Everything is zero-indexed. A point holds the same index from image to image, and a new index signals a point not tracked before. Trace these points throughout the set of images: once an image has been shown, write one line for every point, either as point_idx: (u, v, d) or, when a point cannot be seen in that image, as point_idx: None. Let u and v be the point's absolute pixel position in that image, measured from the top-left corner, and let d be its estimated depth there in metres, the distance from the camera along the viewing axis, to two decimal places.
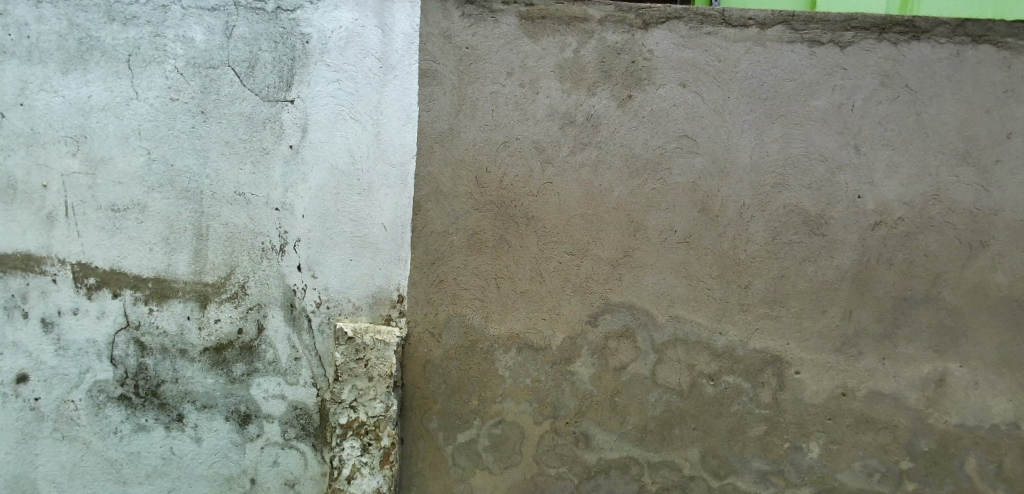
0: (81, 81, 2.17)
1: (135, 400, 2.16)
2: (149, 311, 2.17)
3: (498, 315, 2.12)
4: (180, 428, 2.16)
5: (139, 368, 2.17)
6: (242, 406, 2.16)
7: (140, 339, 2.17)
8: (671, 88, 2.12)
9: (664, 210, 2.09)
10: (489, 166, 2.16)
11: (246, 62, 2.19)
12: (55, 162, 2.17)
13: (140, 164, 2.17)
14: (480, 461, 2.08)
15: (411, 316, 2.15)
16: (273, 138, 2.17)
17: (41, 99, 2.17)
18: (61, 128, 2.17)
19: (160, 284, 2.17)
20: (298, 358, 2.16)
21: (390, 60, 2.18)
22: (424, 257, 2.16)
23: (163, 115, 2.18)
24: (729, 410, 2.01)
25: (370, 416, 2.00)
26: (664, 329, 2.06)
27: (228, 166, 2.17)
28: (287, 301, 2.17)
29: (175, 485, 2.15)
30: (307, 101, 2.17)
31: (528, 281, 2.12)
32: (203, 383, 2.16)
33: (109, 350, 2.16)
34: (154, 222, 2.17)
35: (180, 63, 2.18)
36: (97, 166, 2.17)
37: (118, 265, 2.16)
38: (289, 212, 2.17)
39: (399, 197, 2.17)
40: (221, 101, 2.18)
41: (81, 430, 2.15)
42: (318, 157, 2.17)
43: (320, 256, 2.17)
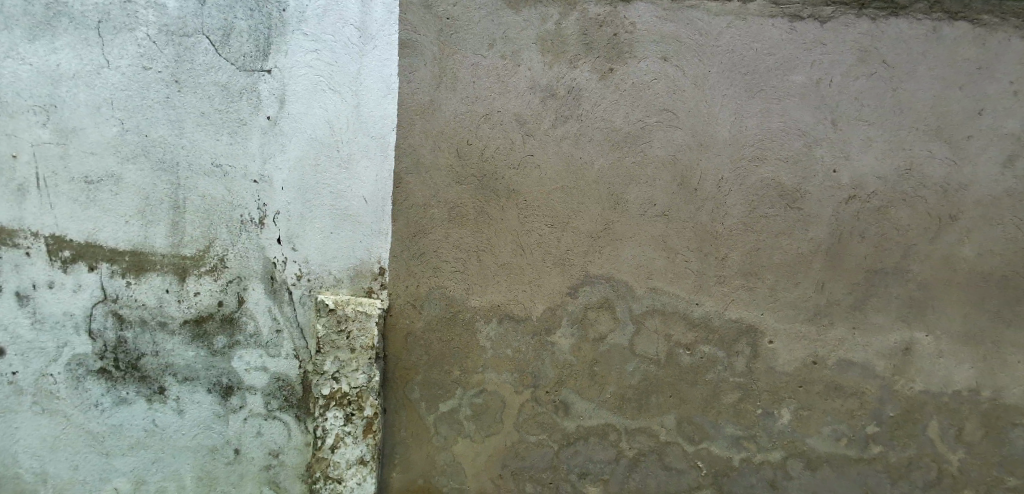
0: (50, 48, 2.10)
1: (116, 373, 2.16)
2: (126, 285, 2.14)
3: (479, 287, 2.14)
4: (162, 400, 2.16)
5: (118, 342, 2.15)
6: (224, 379, 2.16)
7: (118, 312, 2.15)
8: (652, 62, 2.11)
9: (644, 184, 2.11)
10: (470, 139, 2.15)
11: (221, 31, 2.13)
12: (24, 131, 2.10)
13: (113, 135, 2.12)
14: (462, 429, 2.12)
15: (393, 289, 2.16)
16: (249, 108, 2.13)
17: (8, 67, 2.09)
18: (29, 96, 2.10)
19: (137, 257, 2.14)
20: (280, 330, 2.16)
21: (369, 30, 2.14)
22: (405, 229, 2.16)
23: (135, 84, 2.12)
24: (704, 379, 2.06)
25: (353, 387, 2.02)
26: (643, 301, 2.09)
27: (204, 138, 2.13)
28: (267, 274, 2.16)
29: (158, 456, 2.16)
30: (284, 71, 2.13)
31: (510, 254, 2.13)
32: (184, 356, 2.16)
33: (87, 323, 2.14)
34: (128, 193, 2.13)
35: (152, 31, 2.12)
36: (68, 137, 2.11)
37: (93, 238, 2.13)
38: (267, 185, 2.14)
39: (379, 169, 2.15)
40: (196, 71, 2.12)
41: (61, 404, 2.14)
42: (297, 128, 2.13)
43: (300, 229, 2.15)
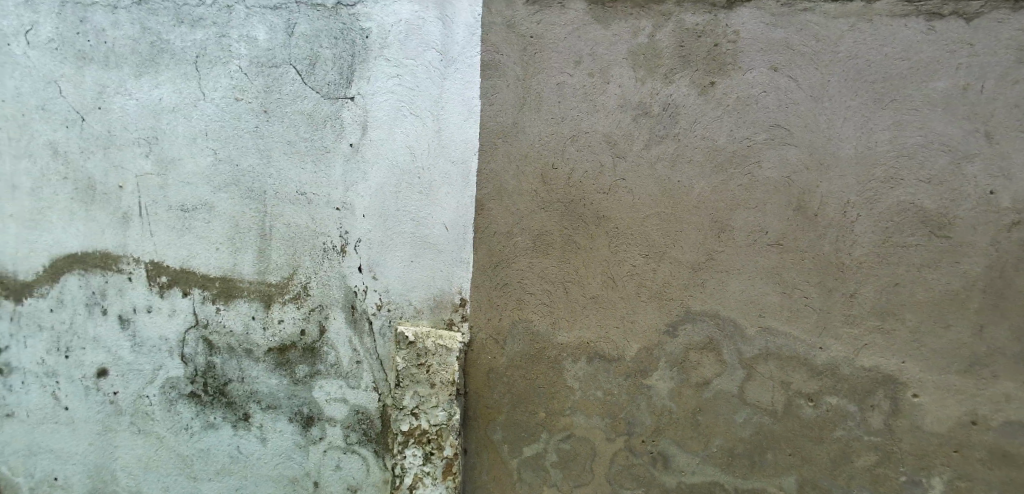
0: (153, 83, 2.19)
1: (204, 398, 2.17)
2: (216, 311, 2.17)
3: (566, 322, 1.97)
4: (247, 427, 2.15)
5: (207, 367, 2.17)
6: (305, 408, 2.12)
7: (208, 338, 2.17)
8: (761, 72, 1.89)
9: (752, 209, 1.87)
10: (556, 163, 2.01)
11: (307, 59, 2.13)
12: (129, 163, 2.20)
13: (207, 164, 2.17)
14: (548, 477, 1.94)
15: (474, 321, 2.04)
16: (333, 135, 2.11)
17: (117, 102, 2.20)
18: (134, 130, 2.19)
19: (226, 284, 2.16)
20: (359, 361, 2.10)
21: (451, 52, 2.06)
22: (487, 258, 2.04)
23: (227, 115, 2.16)
24: (831, 436, 1.77)
25: (432, 424, 1.91)
26: (754, 343, 1.84)
27: (289, 165, 2.13)
28: (348, 303, 2.11)
29: (242, 483, 2.15)
30: (366, 98, 2.09)
31: (600, 286, 1.96)
32: (268, 384, 2.14)
33: (181, 348, 2.18)
34: (220, 221, 2.16)
35: (245, 63, 2.15)
36: (167, 167, 2.18)
37: (188, 265, 2.17)
38: (349, 212, 2.10)
39: (461, 196, 2.05)
40: (283, 100, 2.14)
41: (155, 426, 2.19)
42: (379, 155, 2.09)
43: (381, 258, 2.09)
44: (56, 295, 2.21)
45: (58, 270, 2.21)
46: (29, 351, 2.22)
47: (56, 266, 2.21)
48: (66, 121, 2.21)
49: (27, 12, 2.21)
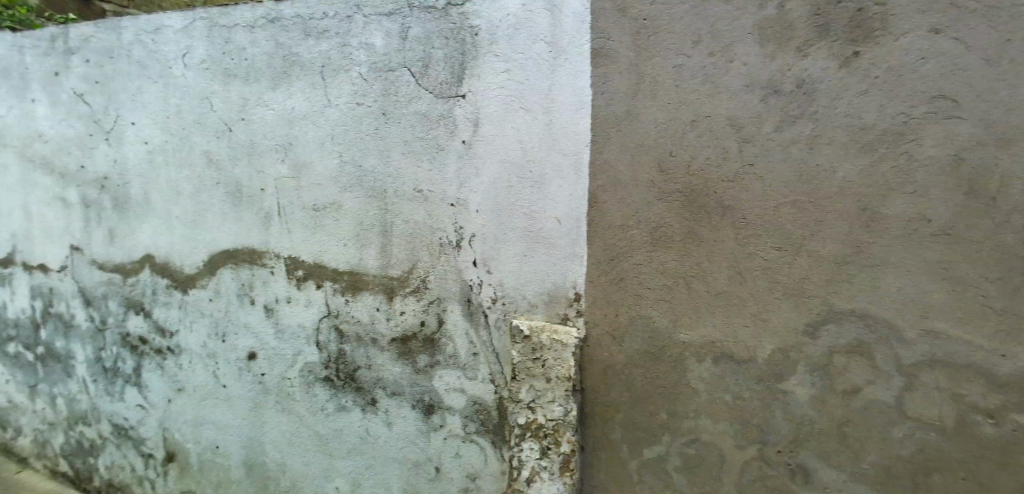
0: (287, 94, 2.37)
1: (337, 382, 2.34)
2: (345, 302, 2.32)
3: (688, 320, 1.86)
4: (374, 411, 2.29)
5: (339, 354, 2.33)
6: (427, 396, 2.21)
7: (339, 327, 2.33)
8: (919, 35, 1.61)
9: (910, 194, 1.63)
10: (674, 150, 1.88)
11: (421, 61, 2.17)
12: (269, 168, 2.40)
13: (334, 166, 2.31)
14: (671, 481, 1.87)
15: (589, 317, 1.99)
16: (447, 134, 2.15)
17: (258, 113, 2.41)
18: (272, 137, 2.39)
19: (354, 277, 2.30)
20: (476, 353, 2.14)
21: (561, 42, 2.00)
22: (602, 253, 1.98)
23: (351, 120, 2.28)
24: (1019, 463, 1.51)
25: (549, 419, 1.91)
26: (915, 347, 1.61)
27: (407, 165, 2.21)
28: (464, 296, 2.15)
29: (371, 463, 2.29)
30: (478, 95, 2.10)
31: (726, 282, 1.82)
32: (393, 372, 2.26)
33: (316, 336, 2.37)
34: (347, 218, 2.30)
35: (365, 69, 2.25)
36: (301, 170, 2.36)
37: (320, 259, 2.34)
38: (464, 208, 2.14)
39: (573, 188, 2.00)
40: (400, 102, 2.21)
41: (296, 405, 2.40)
42: (491, 150, 2.09)
43: (495, 252, 2.10)
44: (214, 286, 2.50)
45: (216, 265, 2.50)
46: (194, 334, 2.56)
47: (214, 261, 2.50)
48: (218, 133, 2.47)
49: (184, 38, 2.50)
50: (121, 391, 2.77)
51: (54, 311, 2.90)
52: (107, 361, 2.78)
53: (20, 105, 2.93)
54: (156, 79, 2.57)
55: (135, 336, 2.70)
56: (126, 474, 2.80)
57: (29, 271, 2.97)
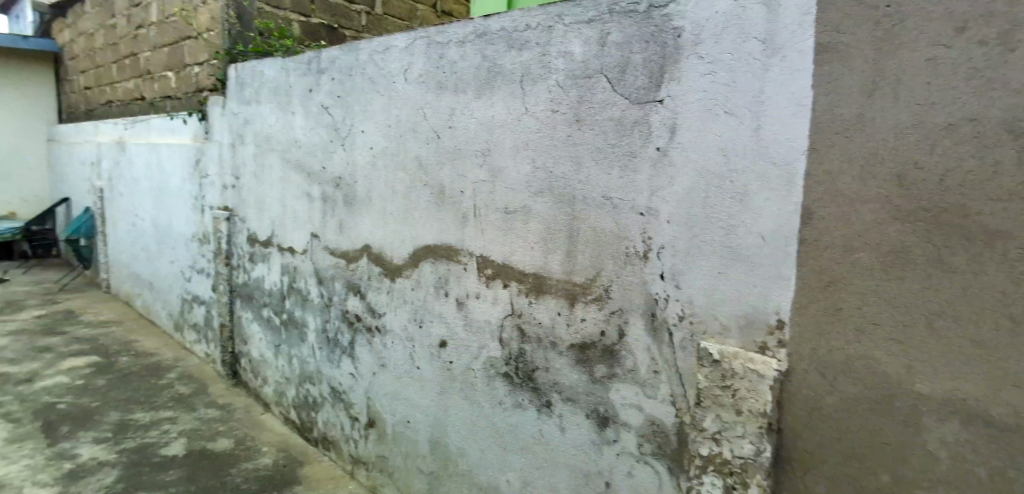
0: (489, 103, 2.46)
1: (516, 380, 2.40)
2: (529, 303, 2.34)
3: (932, 378, 1.33)
4: (548, 414, 2.29)
5: (519, 353, 2.38)
6: (602, 408, 2.12)
7: (520, 327, 2.37)
8: None
9: None
10: (918, 157, 1.35)
11: (618, 67, 2.01)
12: (469, 171, 2.56)
13: (527, 172, 2.32)
14: None
15: (794, 349, 1.61)
16: (640, 141, 1.96)
17: (462, 121, 2.57)
18: (473, 144, 2.53)
19: (539, 280, 2.29)
20: (658, 371, 1.94)
21: (776, 37, 1.62)
22: (816, 277, 1.55)
23: (546, 127, 2.24)
24: None
25: (737, 456, 1.70)
26: None
27: (597, 172, 2.08)
28: (649, 310, 1.97)
29: (542, 464, 2.32)
30: (676, 99, 1.86)
31: (1000, 337, 1.23)
32: (569, 378, 2.22)
33: (500, 332, 2.45)
34: (535, 223, 2.29)
35: (561, 77, 2.19)
36: (496, 176, 2.44)
37: (509, 260, 2.40)
38: (653, 218, 1.94)
39: (784, 203, 1.61)
40: (595, 108, 2.08)
41: (478, 395, 2.54)
42: (687, 158, 1.84)
43: (687, 269, 1.86)
44: (416, 277, 2.78)
45: (419, 258, 2.76)
46: (398, 317, 2.87)
47: (417, 255, 2.77)
48: (428, 140, 2.73)
49: (406, 55, 2.81)
50: (339, 359, 3.23)
51: (298, 286, 3.51)
52: (330, 332, 3.27)
53: (284, 117, 3.63)
54: (382, 92, 2.94)
55: (353, 313, 3.12)
56: (337, 431, 3.26)
57: (282, 252, 3.67)
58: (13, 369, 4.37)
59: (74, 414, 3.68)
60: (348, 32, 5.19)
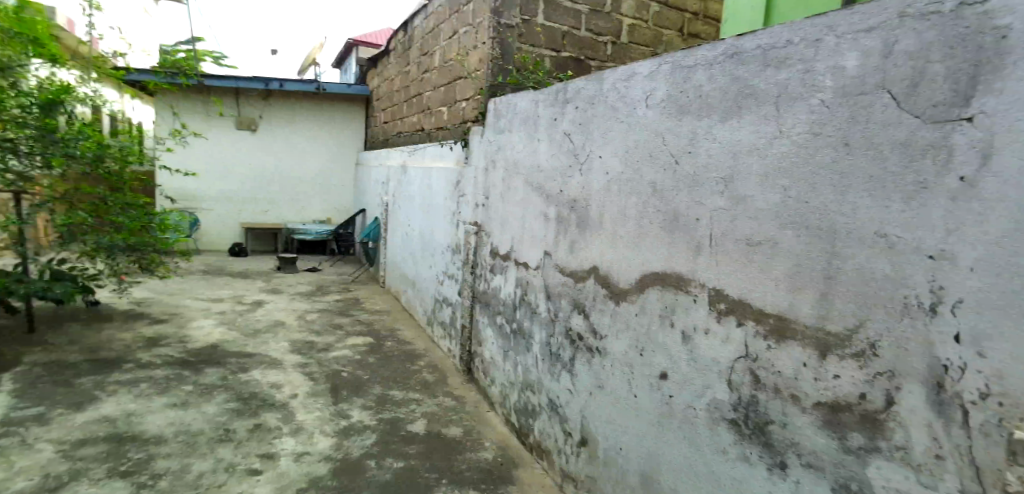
0: (736, 126, 2.23)
1: (744, 430, 2.12)
2: (767, 347, 2.03)
3: None
4: (782, 477, 1.96)
5: (751, 400, 2.09)
6: (856, 486, 1.73)
7: (755, 372, 2.08)
8: None
9: None
10: None
11: (909, 80, 1.65)
12: (707, 198, 2.34)
13: (776, 202, 2.02)
14: None
15: None
16: (935, 166, 1.56)
17: (704, 145, 2.39)
18: (715, 170, 2.32)
19: (781, 322, 1.98)
20: (942, 458, 1.51)
21: None
22: None
23: (804, 150, 1.93)
24: None
25: None
26: None
27: (871, 204, 1.71)
28: (932, 378, 1.55)
29: None
30: (993, 116, 1.44)
31: None
32: (813, 441, 1.86)
33: (729, 374, 2.19)
34: (782, 260, 1.99)
35: (829, 94, 1.86)
36: (739, 203, 2.19)
37: (747, 296, 2.12)
38: (947, 264, 1.52)
39: None
40: (872, 130, 1.72)
41: (698, 438, 2.31)
42: (1006, 191, 1.40)
43: (995, 333, 1.42)
44: (641, 304, 2.68)
45: (646, 284, 2.66)
46: (619, 342, 2.82)
47: (644, 281, 2.68)
48: (664, 165, 2.63)
49: (649, 82, 2.79)
50: (559, 373, 3.34)
51: (529, 299, 3.77)
52: (553, 347, 3.41)
53: (530, 144, 3.96)
54: (622, 119, 2.97)
55: (576, 332, 3.20)
56: (551, 442, 3.37)
57: (517, 266, 3.99)
58: (318, 339, 5.63)
59: (352, 383, 4.55)
60: (593, 62, 5.46)
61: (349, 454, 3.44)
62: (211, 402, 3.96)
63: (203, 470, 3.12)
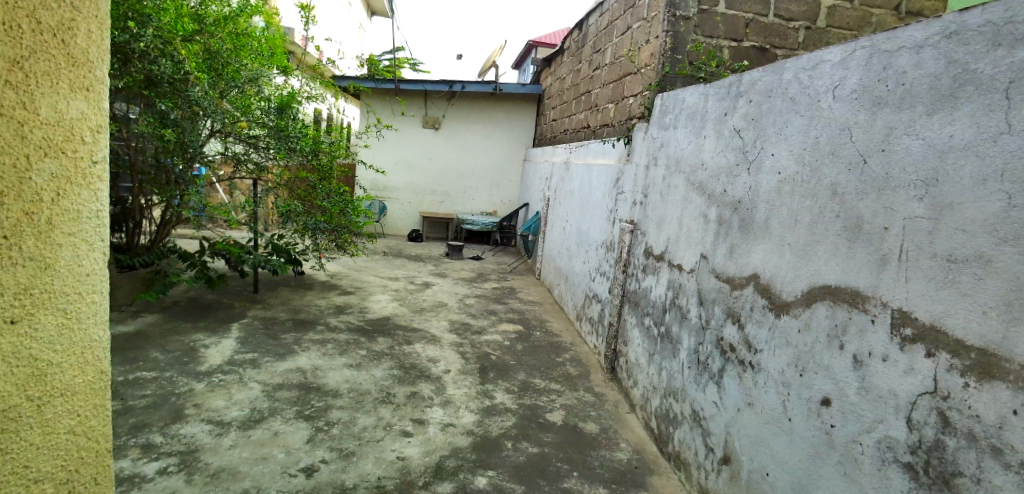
0: (947, 120, 1.84)
1: (923, 478, 1.77)
2: (965, 385, 1.67)
3: None
4: None
5: (936, 444, 1.74)
6: None
7: (944, 413, 1.72)
8: None
9: None
10: None
11: None
12: (901, 205, 1.97)
13: (995, 212, 1.64)
14: None
15: None
16: None
17: (903, 143, 2.00)
18: (913, 172, 1.94)
19: (987, 358, 1.62)
20: None
21: None
22: None
23: None
24: None
25: None
26: None
27: None
28: None
29: None
30: None
31: None
32: None
33: (909, 410, 1.84)
34: (998, 283, 1.61)
35: None
36: (943, 212, 1.81)
37: (942, 322, 1.76)
38: None
39: None
40: None
41: (862, 478, 1.99)
42: None
43: None
44: (806, 318, 2.37)
45: (814, 296, 2.33)
46: (776, 358, 2.53)
47: (812, 294, 2.35)
48: (850, 165, 2.25)
49: (840, 70, 2.38)
50: (705, 384, 3.13)
51: (680, 303, 3.59)
52: (702, 355, 3.20)
53: (696, 141, 3.70)
54: (803, 113, 2.59)
55: (728, 342, 2.96)
56: (691, 454, 3.19)
57: (671, 268, 3.81)
58: (474, 322, 6.02)
59: (499, 366, 4.79)
60: (779, 52, 4.97)
61: (489, 431, 3.63)
62: (378, 367, 4.48)
63: (366, 424, 3.55)
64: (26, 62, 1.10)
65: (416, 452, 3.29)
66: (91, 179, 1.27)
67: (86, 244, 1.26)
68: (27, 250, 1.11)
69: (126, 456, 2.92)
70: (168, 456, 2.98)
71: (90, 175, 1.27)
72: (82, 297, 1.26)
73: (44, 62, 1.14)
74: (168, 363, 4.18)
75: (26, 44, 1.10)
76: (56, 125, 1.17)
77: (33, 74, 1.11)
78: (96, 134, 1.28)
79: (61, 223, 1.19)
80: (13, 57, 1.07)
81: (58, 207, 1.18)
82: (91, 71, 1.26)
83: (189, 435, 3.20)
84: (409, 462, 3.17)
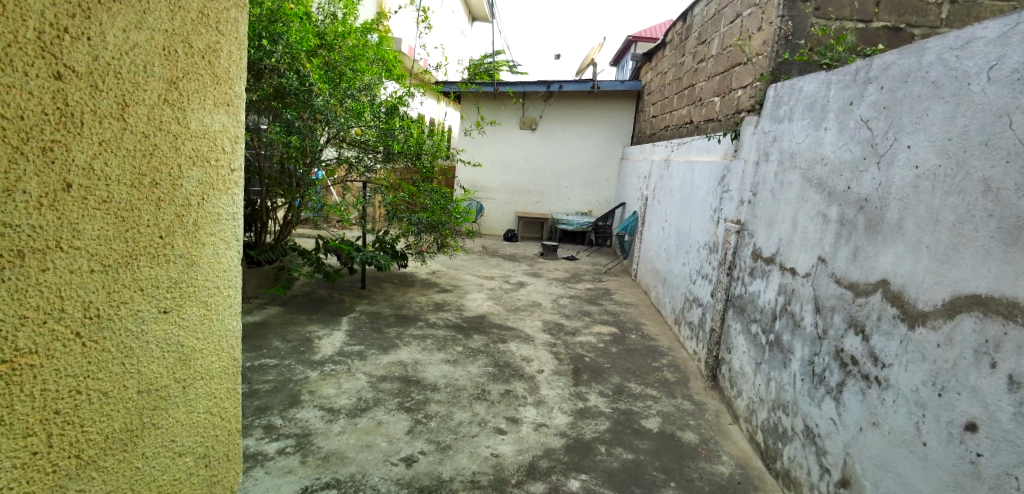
0: None
1: None
2: None
3: None
4: None
5: None
6: None
7: None
8: None
9: None
10: None
11: None
12: None
13: None
14: None
15: None
16: None
17: None
18: None
19: None
20: None
21: None
22: None
23: None
24: None
25: None
26: None
27: None
28: None
29: None
30: None
31: None
32: None
33: None
34: None
35: None
36: None
37: None
38: None
39: None
40: None
41: None
42: None
43: None
44: (948, 331, 2.08)
45: (958, 307, 2.05)
46: (908, 375, 2.26)
47: (956, 304, 2.07)
48: (1008, 156, 1.95)
49: (997, 46, 2.07)
50: (821, 398, 2.87)
51: (792, 309, 3.33)
52: (817, 367, 2.94)
53: (815, 133, 3.40)
54: (949, 98, 2.28)
55: (849, 354, 2.69)
56: (803, 473, 2.94)
57: (783, 271, 3.54)
58: (568, 323, 6.00)
59: (593, 368, 4.73)
60: (917, 31, 4.44)
61: (582, 434, 3.60)
62: (474, 364, 4.60)
63: (462, 419, 3.66)
64: (182, 82, 1.24)
65: (509, 449, 3.33)
66: (228, 185, 1.42)
67: (223, 243, 1.41)
68: (179, 249, 1.26)
69: (251, 435, 3.24)
70: (286, 437, 3.26)
71: (228, 182, 1.42)
72: (220, 290, 1.41)
73: (196, 81, 1.28)
74: (287, 351, 4.58)
75: (183, 66, 1.24)
76: (204, 137, 1.32)
77: (187, 92, 1.25)
78: (234, 145, 1.44)
79: (204, 225, 1.34)
80: (172, 78, 1.21)
81: (203, 210, 1.32)
82: (230, 88, 1.41)
83: (304, 419, 3.48)
84: (502, 459, 3.23)
